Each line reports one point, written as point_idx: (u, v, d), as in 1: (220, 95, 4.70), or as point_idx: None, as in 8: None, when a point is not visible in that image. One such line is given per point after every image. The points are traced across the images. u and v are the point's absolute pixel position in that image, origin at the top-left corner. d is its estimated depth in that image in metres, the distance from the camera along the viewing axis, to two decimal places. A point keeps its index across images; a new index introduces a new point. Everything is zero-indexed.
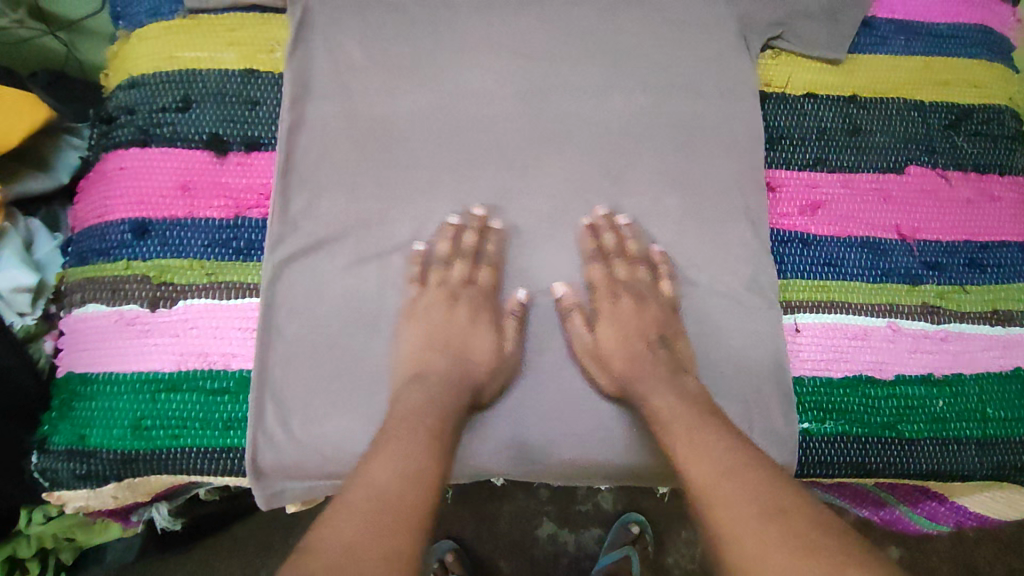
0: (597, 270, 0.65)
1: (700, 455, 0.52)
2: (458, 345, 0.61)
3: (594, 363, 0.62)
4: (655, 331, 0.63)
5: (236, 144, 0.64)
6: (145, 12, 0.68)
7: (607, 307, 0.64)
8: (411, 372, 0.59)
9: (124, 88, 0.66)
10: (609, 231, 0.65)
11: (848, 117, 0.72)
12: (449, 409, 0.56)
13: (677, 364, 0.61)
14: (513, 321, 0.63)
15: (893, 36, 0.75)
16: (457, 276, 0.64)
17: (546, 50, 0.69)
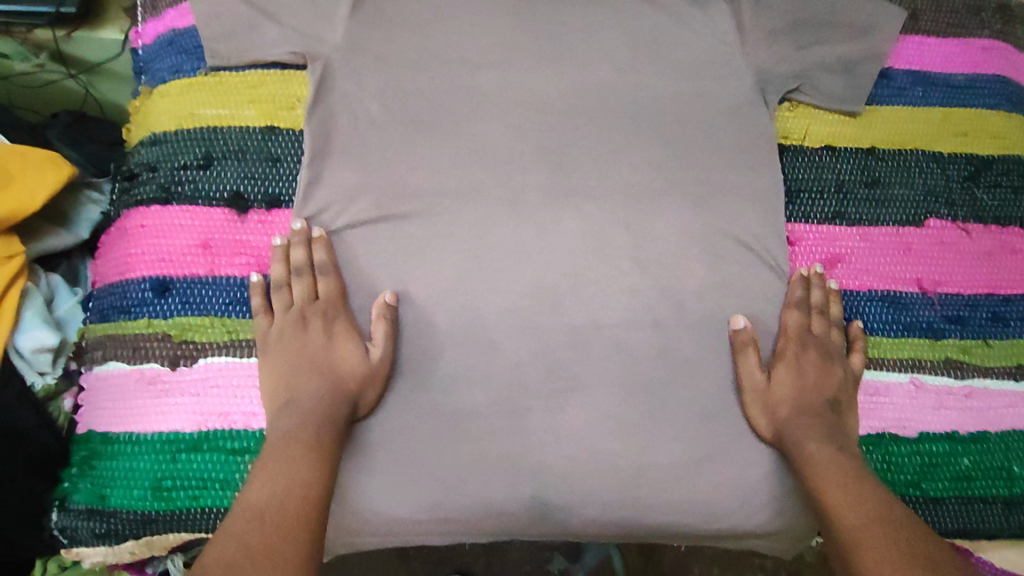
0: (795, 321, 0.65)
1: (849, 503, 0.55)
2: (325, 361, 0.59)
3: (760, 404, 0.62)
4: (830, 393, 0.63)
5: (256, 202, 0.64)
6: (168, 69, 0.70)
7: (793, 354, 0.64)
8: (283, 396, 0.58)
9: (148, 145, 0.67)
10: (818, 285, 0.66)
11: (867, 169, 0.72)
12: (327, 420, 0.56)
13: (843, 431, 0.61)
14: (381, 328, 0.61)
15: (911, 87, 0.75)
16: (300, 297, 0.61)
17: (562, 102, 0.70)
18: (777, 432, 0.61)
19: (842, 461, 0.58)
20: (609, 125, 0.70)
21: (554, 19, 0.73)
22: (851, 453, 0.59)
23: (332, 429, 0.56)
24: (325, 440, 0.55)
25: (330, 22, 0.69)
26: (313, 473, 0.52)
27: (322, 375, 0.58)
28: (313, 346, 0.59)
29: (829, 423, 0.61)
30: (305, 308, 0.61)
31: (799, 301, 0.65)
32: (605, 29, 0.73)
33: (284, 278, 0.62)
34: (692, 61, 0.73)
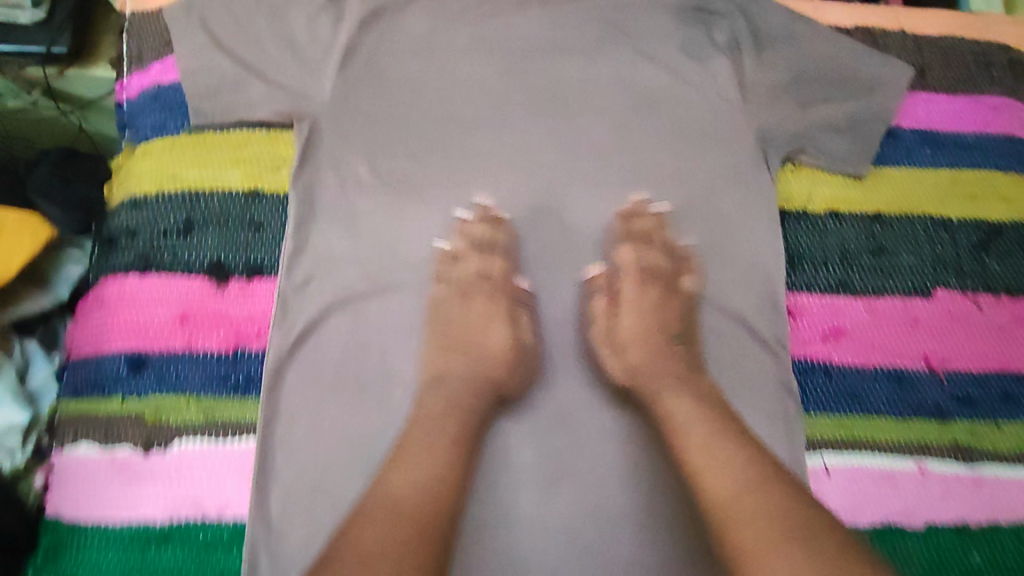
0: (650, 258, 0.65)
1: (693, 445, 0.50)
2: (477, 345, 0.61)
3: (609, 347, 0.62)
4: (677, 327, 0.62)
5: (238, 271, 0.62)
6: (152, 127, 0.67)
7: (631, 295, 0.64)
8: (433, 372, 0.59)
9: (127, 208, 0.64)
10: (643, 217, 0.67)
11: (872, 236, 0.69)
12: (466, 407, 0.55)
13: (692, 362, 0.60)
14: (526, 315, 0.64)
15: (919, 147, 0.72)
16: (474, 270, 0.64)
17: (558, 165, 0.68)
18: (628, 372, 0.60)
19: (696, 412, 0.53)
20: (607, 187, 0.68)
21: (549, 74, 0.70)
22: (705, 398, 0.55)
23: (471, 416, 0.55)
24: (462, 424, 0.53)
25: (317, 79, 0.67)
26: (455, 459, 0.50)
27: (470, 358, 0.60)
28: (462, 325, 0.62)
29: (677, 355, 0.60)
30: (472, 283, 0.64)
31: (633, 236, 0.66)
32: (603, 84, 0.70)
33: (462, 251, 0.64)
34: (693, 118, 0.70)
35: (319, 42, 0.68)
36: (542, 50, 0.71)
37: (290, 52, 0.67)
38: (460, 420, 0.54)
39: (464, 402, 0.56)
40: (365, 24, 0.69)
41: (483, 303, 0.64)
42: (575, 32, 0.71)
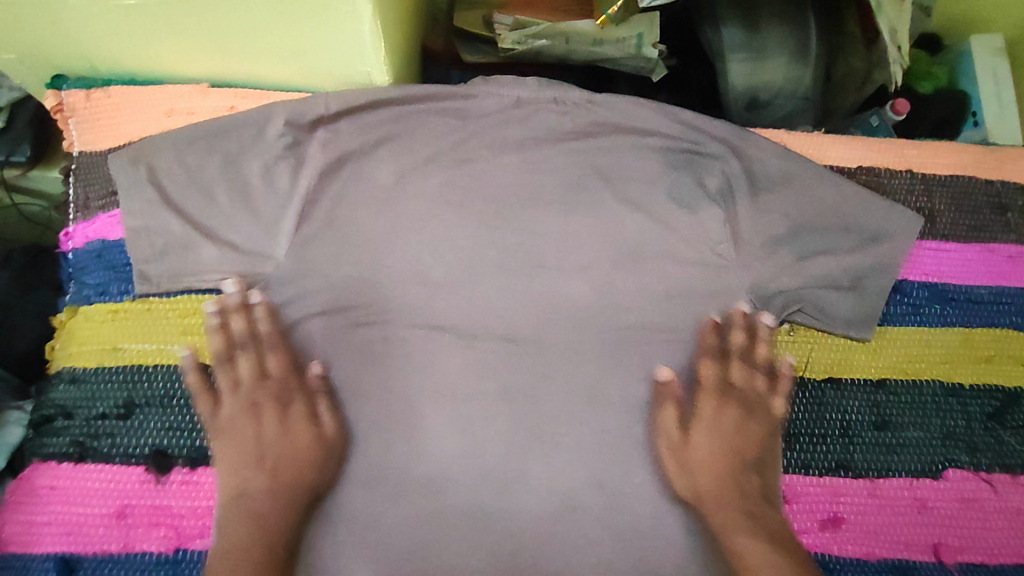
0: (733, 375, 0.63)
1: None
2: (275, 451, 0.57)
3: (676, 466, 0.59)
4: (755, 453, 0.60)
5: (181, 459, 0.57)
6: (95, 288, 0.62)
7: (709, 412, 0.61)
8: (236, 485, 0.55)
9: (63, 383, 0.59)
10: (741, 330, 0.63)
11: (875, 408, 0.64)
12: (274, 516, 0.53)
13: (765, 494, 0.57)
14: (325, 402, 0.60)
15: (927, 303, 0.67)
16: (249, 373, 0.59)
17: (533, 331, 0.64)
18: (694, 492, 0.58)
19: (772, 560, 0.50)
20: (586, 355, 0.64)
21: (524, 228, 0.65)
22: (778, 538, 0.52)
23: (280, 522, 0.53)
24: (275, 545, 0.52)
25: (270, 238, 0.61)
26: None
27: (276, 466, 0.56)
28: (268, 428, 0.58)
29: (750, 485, 0.57)
30: (253, 385, 0.59)
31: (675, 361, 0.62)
32: (585, 239, 0.66)
33: (227, 353, 0.60)
34: (680, 276, 0.66)
35: (275, 193, 0.62)
36: (518, 199, 0.66)
37: (244, 206, 0.62)
38: (262, 535, 0.52)
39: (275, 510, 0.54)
40: (325, 173, 0.63)
41: (277, 406, 0.59)
42: (554, 178, 0.66)
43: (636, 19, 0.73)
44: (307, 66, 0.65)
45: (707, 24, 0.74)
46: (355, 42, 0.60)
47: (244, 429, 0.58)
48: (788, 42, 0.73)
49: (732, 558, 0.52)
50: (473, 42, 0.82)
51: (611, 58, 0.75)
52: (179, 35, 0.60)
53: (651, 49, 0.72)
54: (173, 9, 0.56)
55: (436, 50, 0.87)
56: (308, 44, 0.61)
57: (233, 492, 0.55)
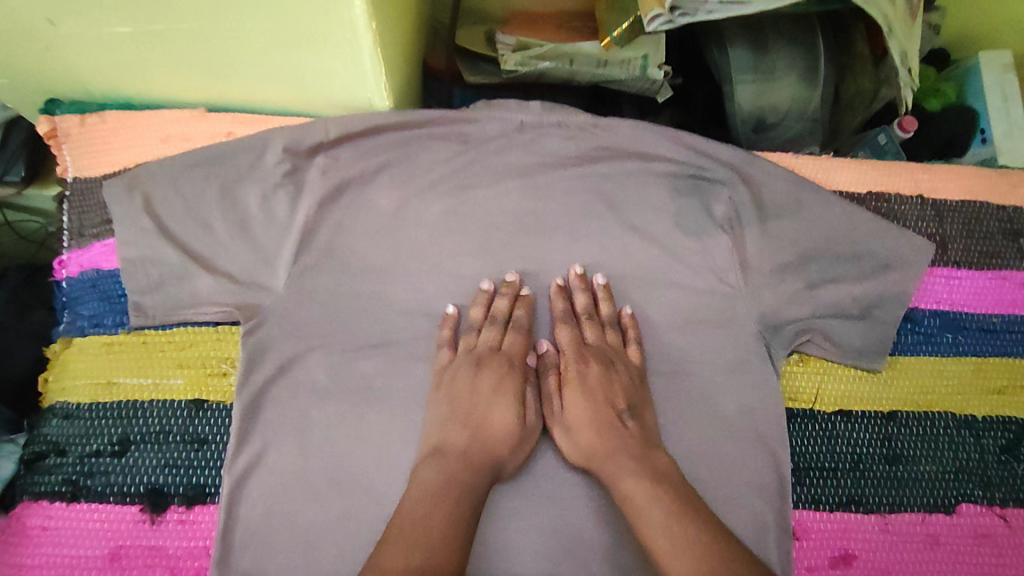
0: (504, 340, 0.62)
1: (659, 539, 0.50)
2: (478, 414, 0.58)
3: (558, 430, 0.60)
4: (624, 399, 0.60)
5: (176, 498, 0.56)
6: (90, 319, 0.61)
7: (468, 367, 0.60)
8: (434, 444, 0.56)
9: (55, 419, 0.58)
10: (582, 290, 0.63)
11: (886, 442, 0.62)
12: (465, 481, 0.53)
13: (646, 439, 0.58)
14: (534, 391, 0.62)
15: (939, 332, 0.65)
16: (486, 343, 0.61)
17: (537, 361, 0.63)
18: (581, 456, 0.58)
19: (656, 500, 0.52)
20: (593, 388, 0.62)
21: (527, 258, 0.64)
22: (663, 478, 0.54)
23: (470, 488, 0.53)
24: (467, 507, 0.51)
25: (269, 270, 0.60)
26: (461, 541, 0.49)
27: (477, 431, 0.57)
28: (475, 401, 0.59)
29: (626, 432, 0.58)
30: (485, 356, 0.61)
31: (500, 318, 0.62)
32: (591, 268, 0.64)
33: (479, 321, 0.62)
34: (688, 306, 0.64)
35: (274, 224, 0.61)
36: (522, 227, 0.64)
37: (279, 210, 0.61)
38: (460, 498, 0.52)
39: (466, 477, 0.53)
40: (325, 202, 0.62)
41: (492, 376, 0.60)
42: (559, 205, 0.65)
43: (641, 40, 0.72)
44: (306, 93, 0.63)
45: (713, 46, 0.73)
46: (355, 70, 0.59)
47: (463, 385, 0.59)
48: (795, 64, 0.72)
49: (622, 505, 0.54)
50: (473, 61, 0.81)
51: (617, 81, 0.73)
52: (177, 64, 0.59)
53: (657, 70, 0.71)
54: (170, 37, 0.55)
55: (438, 69, 0.84)
56: (307, 72, 0.60)
57: (433, 453, 0.55)
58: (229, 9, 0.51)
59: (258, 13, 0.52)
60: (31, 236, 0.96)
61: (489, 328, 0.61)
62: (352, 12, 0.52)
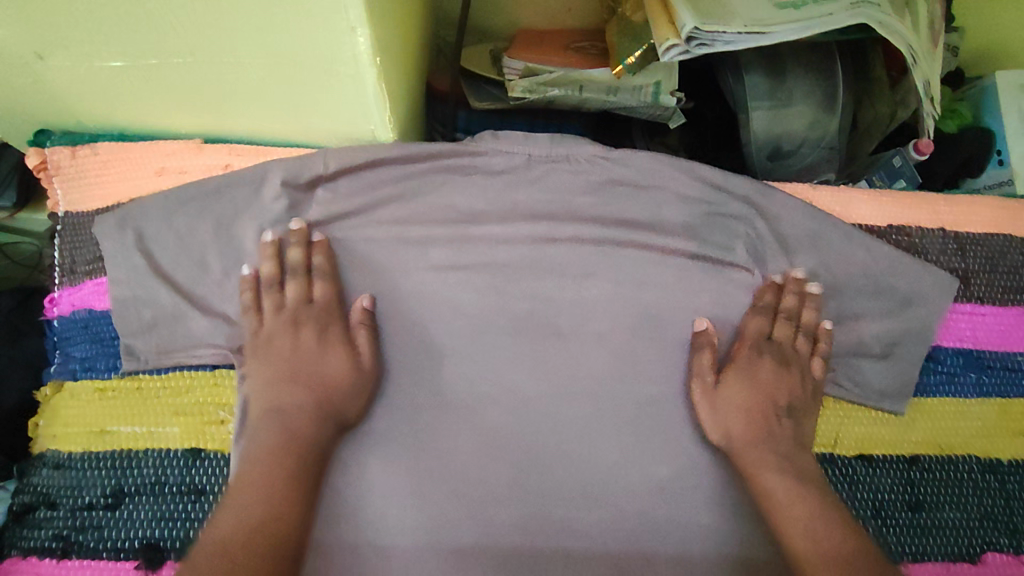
0: (776, 330, 0.62)
1: (794, 522, 0.52)
2: (309, 369, 0.56)
3: (707, 409, 0.59)
4: (787, 400, 0.60)
5: (173, 553, 0.53)
6: (81, 362, 0.58)
7: (745, 360, 0.61)
8: (266, 405, 0.54)
9: (46, 468, 0.56)
10: (793, 290, 0.62)
11: (909, 487, 0.60)
12: (297, 440, 0.53)
13: (800, 440, 0.59)
14: (366, 335, 0.58)
15: (961, 371, 0.64)
16: (295, 297, 0.57)
17: (545, 405, 0.60)
18: (727, 438, 0.59)
19: (805, 496, 0.54)
20: (604, 434, 0.60)
21: (535, 296, 0.62)
22: (809, 480, 0.55)
23: (304, 448, 0.53)
24: (310, 456, 0.53)
25: (267, 310, 0.57)
26: (296, 498, 0.51)
27: (310, 384, 0.56)
28: (299, 356, 0.56)
29: (782, 433, 0.58)
30: (300, 311, 0.57)
31: (299, 269, 0.57)
32: (602, 307, 0.62)
33: (274, 278, 0.57)
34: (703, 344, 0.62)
35: (272, 262, 0.58)
36: (530, 263, 0.62)
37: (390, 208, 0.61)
38: (290, 460, 0.52)
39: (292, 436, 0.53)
40: (325, 239, 0.59)
41: (314, 329, 0.57)
42: (570, 241, 0.62)
43: (653, 66, 0.70)
44: (306, 125, 0.61)
45: (727, 70, 0.71)
46: (357, 103, 0.56)
47: (279, 343, 0.56)
48: (815, 91, 0.70)
49: (761, 498, 0.55)
50: (478, 84, 0.80)
51: (628, 108, 0.72)
52: (171, 97, 0.57)
53: (669, 98, 0.69)
54: (163, 71, 0.52)
55: (442, 92, 0.82)
56: (307, 104, 0.57)
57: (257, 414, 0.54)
58: (226, 41, 0.48)
59: (256, 46, 0.49)
60: (24, 258, 0.93)
61: (291, 280, 0.57)
62: (354, 46, 0.48)
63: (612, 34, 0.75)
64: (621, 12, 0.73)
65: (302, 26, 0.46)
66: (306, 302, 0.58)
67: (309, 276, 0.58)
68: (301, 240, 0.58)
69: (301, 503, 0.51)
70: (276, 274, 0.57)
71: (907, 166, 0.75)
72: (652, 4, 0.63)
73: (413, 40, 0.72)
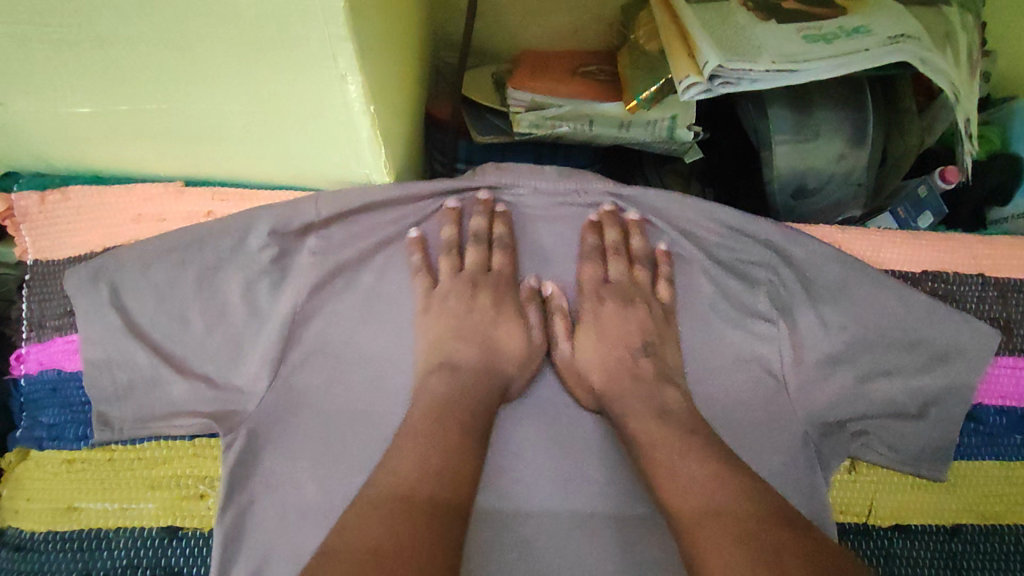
0: (612, 271, 0.59)
1: (665, 467, 0.48)
2: (484, 333, 0.56)
3: (570, 375, 0.56)
4: (641, 338, 0.57)
5: None
6: (48, 430, 0.54)
7: (590, 312, 0.58)
8: (436, 358, 0.54)
9: (7, 550, 0.52)
10: (612, 225, 0.59)
11: (951, 562, 0.57)
12: (465, 395, 0.51)
13: (663, 374, 0.56)
14: (535, 310, 0.58)
15: (1004, 432, 0.60)
16: (475, 264, 0.57)
17: (554, 470, 0.54)
18: (596, 396, 0.56)
19: (666, 431, 0.50)
20: (618, 502, 0.54)
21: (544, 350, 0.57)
22: (671, 413, 0.52)
23: (471, 404, 0.51)
24: (482, 410, 0.51)
25: (250, 370, 0.53)
26: (475, 445, 0.48)
27: (478, 350, 0.55)
28: (474, 317, 0.56)
29: (642, 377, 0.55)
30: (479, 277, 0.57)
31: (482, 238, 0.57)
32: (611, 360, 0.56)
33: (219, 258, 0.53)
34: (726, 402, 0.57)
35: (258, 314, 0.54)
36: None
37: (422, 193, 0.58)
38: (472, 413, 0.50)
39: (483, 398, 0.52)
40: (314, 292, 0.54)
41: (491, 294, 0.57)
42: None
43: (669, 99, 0.65)
44: (296, 169, 0.56)
45: (750, 103, 0.67)
46: (350, 148, 0.51)
47: (456, 305, 0.56)
48: (844, 126, 0.65)
49: (631, 442, 0.52)
50: (480, 113, 0.74)
51: (641, 142, 0.68)
52: (146, 143, 0.52)
53: (685, 131, 0.65)
54: (136, 118, 0.48)
55: (442, 119, 0.76)
56: (297, 149, 0.52)
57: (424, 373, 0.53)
58: (206, 89, 0.44)
59: (235, 92, 0.44)
60: None
61: (474, 248, 0.57)
62: (345, 95, 0.44)
63: (623, 64, 0.70)
64: (632, 40, 0.69)
65: (287, 73, 0.42)
66: (485, 268, 0.57)
67: (490, 246, 0.58)
68: (485, 210, 0.58)
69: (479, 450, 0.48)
70: (422, 241, 0.57)
71: (933, 196, 0.69)
72: (669, 36, 0.59)
73: (411, 69, 0.67)
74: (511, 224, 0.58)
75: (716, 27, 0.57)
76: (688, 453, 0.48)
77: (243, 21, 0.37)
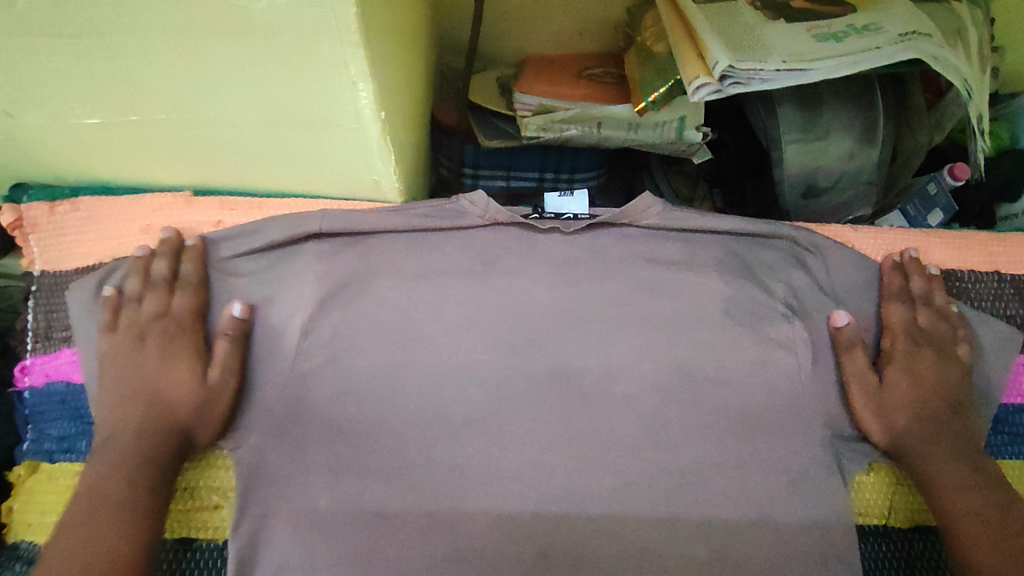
0: (921, 319, 0.56)
1: (979, 535, 0.49)
2: (153, 386, 0.51)
3: (872, 408, 0.54)
4: (955, 394, 0.54)
5: None
6: (58, 442, 0.54)
7: (903, 353, 0.55)
8: (105, 429, 0.50)
9: (18, 563, 0.52)
10: (920, 274, 0.57)
11: None
12: (129, 463, 0.49)
13: (971, 438, 0.53)
14: (226, 346, 0.52)
15: None
16: (148, 310, 0.53)
17: (566, 475, 0.53)
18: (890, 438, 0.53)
19: (980, 499, 0.50)
20: (632, 506, 0.53)
21: (556, 354, 0.55)
22: (984, 478, 0.51)
23: (139, 471, 0.49)
24: (131, 493, 0.48)
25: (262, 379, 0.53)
26: (114, 533, 0.46)
27: (146, 404, 0.51)
28: (139, 369, 0.52)
29: (957, 431, 0.53)
30: (148, 325, 0.53)
31: (159, 281, 0.54)
32: (630, 364, 0.55)
33: (136, 292, 0.54)
34: (744, 406, 0.55)
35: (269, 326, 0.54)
36: (549, 320, 0.55)
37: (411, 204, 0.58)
38: (138, 476, 0.49)
39: (149, 461, 0.49)
40: (325, 301, 0.54)
41: (159, 344, 0.52)
42: (596, 293, 0.56)
43: (678, 101, 0.65)
44: (305, 176, 0.56)
45: (760, 102, 0.67)
46: (359, 154, 0.51)
47: (125, 362, 0.52)
48: (853, 124, 0.65)
49: (933, 492, 0.52)
50: (485, 117, 0.74)
51: (649, 143, 0.68)
52: (156, 152, 0.52)
53: (694, 133, 0.65)
54: (147, 127, 0.48)
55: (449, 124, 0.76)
56: (306, 156, 0.52)
57: (100, 437, 0.51)
58: (216, 97, 0.44)
59: (245, 101, 0.44)
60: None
61: (149, 294, 0.53)
62: (355, 100, 0.43)
63: (632, 64, 0.70)
64: (639, 41, 0.69)
65: (298, 80, 0.41)
66: (161, 314, 0.53)
67: (171, 287, 0.54)
68: (167, 249, 0.54)
69: (125, 536, 0.47)
70: (116, 300, 0.54)
71: (942, 194, 0.69)
72: (677, 37, 0.59)
73: (417, 73, 0.66)
74: (204, 259, 0.55)
75: (725, 27, 0.57)
76: (978, 499, 0.50)
77: (256, 28, 0.37)
